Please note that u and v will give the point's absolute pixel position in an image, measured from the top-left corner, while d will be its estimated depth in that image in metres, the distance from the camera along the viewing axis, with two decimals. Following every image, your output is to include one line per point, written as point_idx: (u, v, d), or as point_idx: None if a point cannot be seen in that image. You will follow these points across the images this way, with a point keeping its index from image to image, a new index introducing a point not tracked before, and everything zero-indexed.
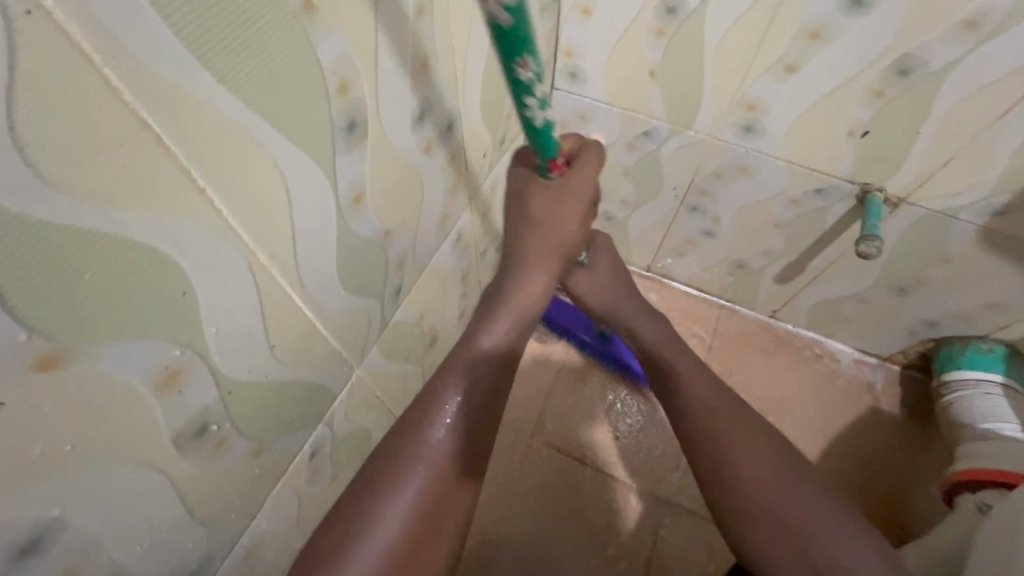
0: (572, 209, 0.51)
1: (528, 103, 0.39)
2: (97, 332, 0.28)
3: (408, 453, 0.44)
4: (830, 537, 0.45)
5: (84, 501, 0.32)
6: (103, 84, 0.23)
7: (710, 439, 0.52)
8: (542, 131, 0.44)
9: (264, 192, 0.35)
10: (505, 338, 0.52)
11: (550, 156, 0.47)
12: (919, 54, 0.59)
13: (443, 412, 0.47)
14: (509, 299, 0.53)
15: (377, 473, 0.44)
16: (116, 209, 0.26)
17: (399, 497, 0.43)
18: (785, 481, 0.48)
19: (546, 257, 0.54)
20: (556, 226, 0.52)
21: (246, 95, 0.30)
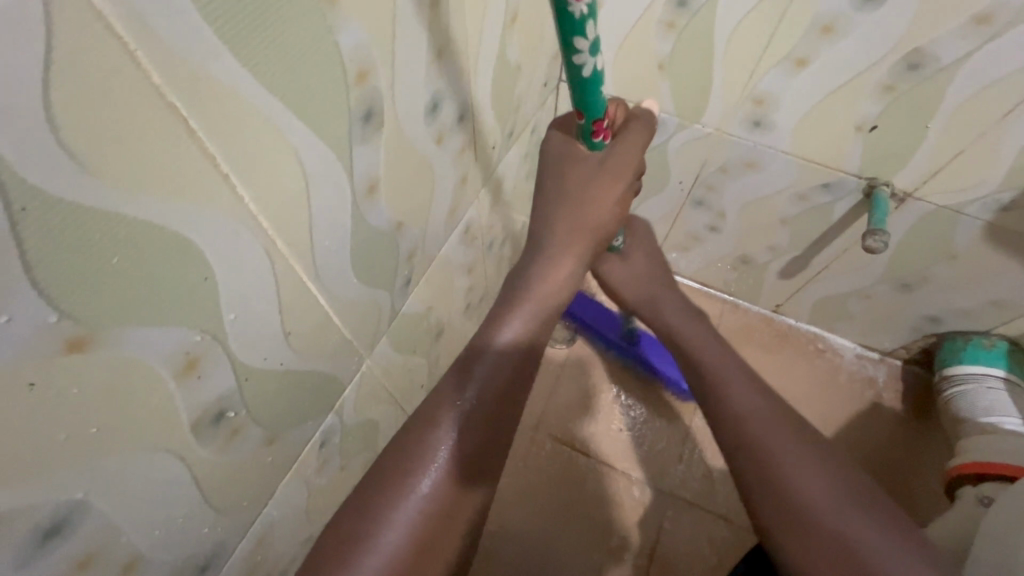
0: (612, 182, 0.50)
1: (578, 45, 0.39)
2: (123, 316, 0.28)
3: (421, 448, 0.41)
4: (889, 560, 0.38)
5: (106, 484, 0.32)
6: (135, 68, 0.23)
7: (744, 442, 0.46)
8: (590, 87, 0.43)
9: (284, 179, 0.35)
10: (531, 326, 0.47)
11: (596, 115, 0.47)
12: (929, 50, 0.60)
13: (456, 411, 0.42)
14: (538, 281, 0.49)
15: (384, 475, 0.40)
16: (144, 194, 0.26)
17: (410, 496, 0.39)
18: (831, 490, 0.42)
19: (580, 238, 0.50)
20: (591, 200, 0.50)
21: (270, 82, 0.30)
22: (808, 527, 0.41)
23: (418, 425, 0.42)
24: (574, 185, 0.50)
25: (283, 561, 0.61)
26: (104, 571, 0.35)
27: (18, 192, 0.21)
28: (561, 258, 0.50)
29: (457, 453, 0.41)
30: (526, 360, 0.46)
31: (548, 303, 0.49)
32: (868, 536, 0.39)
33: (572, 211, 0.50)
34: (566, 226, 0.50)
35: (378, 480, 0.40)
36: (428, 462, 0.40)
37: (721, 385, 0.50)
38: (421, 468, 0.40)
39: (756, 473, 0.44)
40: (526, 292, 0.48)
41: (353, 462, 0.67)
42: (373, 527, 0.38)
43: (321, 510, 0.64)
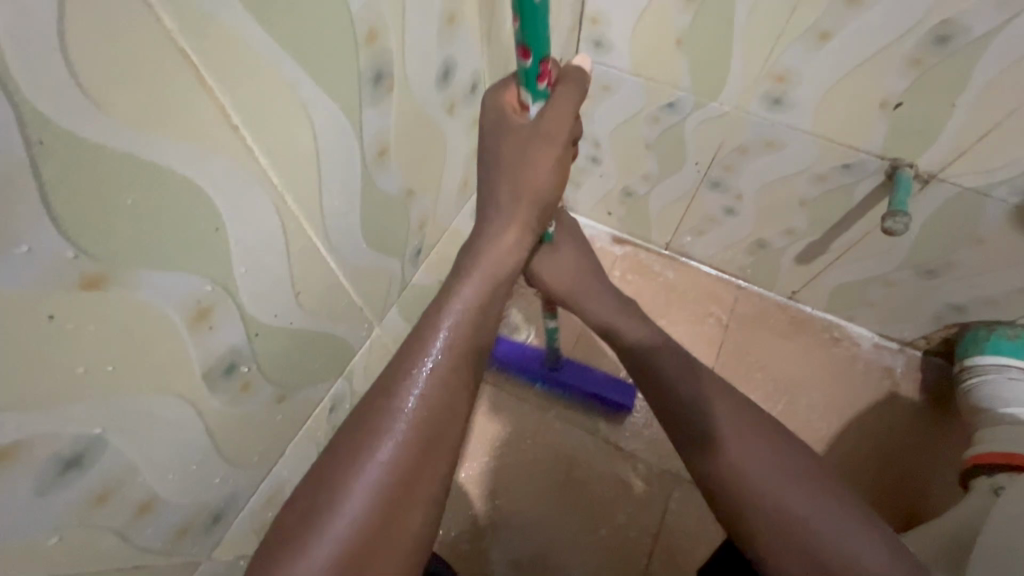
0: (545, 151, 0.49)
1: None
2: (138, 257, 0.29)
3: (379, 416, 0.40)
4: (822, 511, 0.43)
5: (122, 423, 0.34)
6: (148, 12, 0.24)
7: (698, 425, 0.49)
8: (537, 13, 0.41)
9: (294, 136, 0.35)
10: (478, 296, 0.48)
11: (543, 51, 0.44)
12: (959, 20, 0.57)
13: (412, 380, 0.42)
14: (482, 259, 0.49)
15: (343, 445, 0.40)
16: (155, 136, 0.27)
17: (371, 464, 0.39)
18: (768, 459, 0.46)
19: (521, 208, 0.51)
20: (530, 172, 0.49)
21: (279, 34, 0.31)
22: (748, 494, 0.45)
23: (376, 393, 0.42)
24: (510, 155, 0.50)
25: None
26: (122, 508, 0.37)
27: (34, 126, 0.22)
28: (504, 234, 0.50)
29: (420, 418, 0.41)
30: (481, 319, 0.47)
31: (494, 274, 0.49)
32: (802, 494, 0.44)
33: (511, 182, 0.50)
34: (505, 198, 0.50)
35: (338, 449, 0.40)
36: (387, 429, 0.40)
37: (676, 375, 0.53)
38: (380, 435, 0.40)
39: (697, 451, 0.49)
40: (471, 270, 0.49)
41: None
42: (338, 490, 0.38)
43: None
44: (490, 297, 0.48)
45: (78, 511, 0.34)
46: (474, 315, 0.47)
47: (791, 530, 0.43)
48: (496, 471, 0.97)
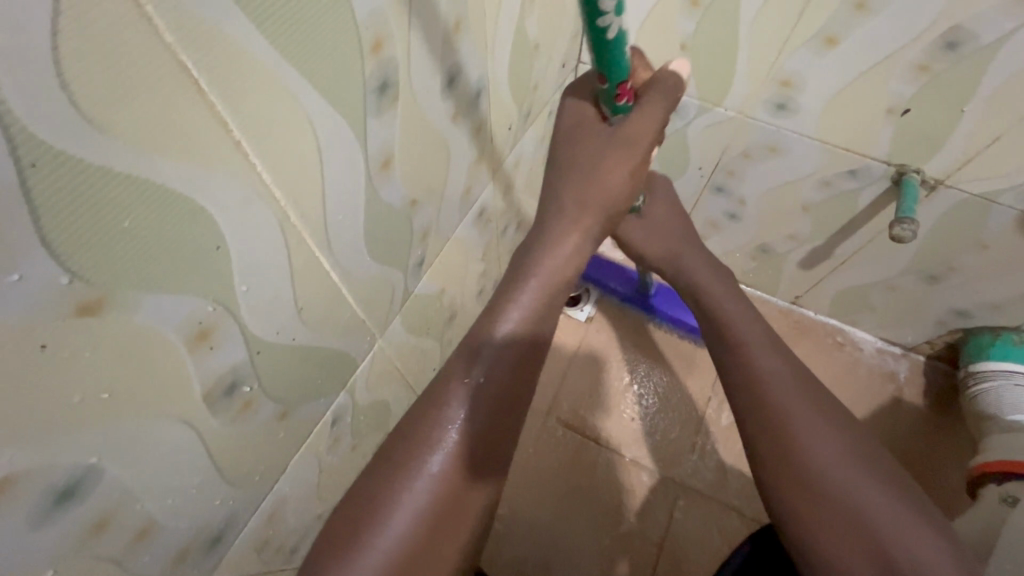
0: (623, 158, 0.48)
1: (602, 7, 0.35)
2: (137, 280, 0.28)
3: (430, 428, 0.41)
4: (912, 537, 0.40)
5: (119, 451, 0.32)
6: (146, 24, 0.23)
7: (767, 410, 0.47)
8: (614, 48, 0.39)
9: (297, 150, 0.34)
10: (540, 301, 0.46)
11: (620, 78, 0.43)
12: (969, 26, 0.57)
13: (464, 392, 0.42)
14: (544, 259, 0.48)
15: (394, 455, 0.41)
16: (154, 154, 0.25)
17: (421, 477, 0.40)
18: (856, 477, 0.43)
19: (590, 213, 0.49)
20: (603, 177, 0.48)
21: (283, 46, 0.30)
22: (829, 510, 0.42)
23: (427, 403, 0.43)
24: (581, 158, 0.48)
25: (294, 537, 0.61)
26: (118, 537, 0.36)
27: (27, 149, 0.21)
28: (571, 233, 0.48)
29: (468, 434, 0.42)
30: (539, 328, 0.46)
31: (555, 279, 0.48)
32: (891, 516, 0.41)
33: (583, 186, 0.48)
34: (573, 202, 0.49)
35: (390, 460, 0.40)
36: (436, 443, 0.41)
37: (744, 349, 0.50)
38: (429, 448, 0.40)
39: (775, 460, 0.45)
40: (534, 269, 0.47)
41: (365, 441, 0.67)
42: (386, 502, 0.39)
43: (333, 489, 0.65)
44: (545, 306, 0.47)
45: (73, 542, 0.32)
46: (533, 321, 0.46)
47: (878, 554, 0.40)
48: None
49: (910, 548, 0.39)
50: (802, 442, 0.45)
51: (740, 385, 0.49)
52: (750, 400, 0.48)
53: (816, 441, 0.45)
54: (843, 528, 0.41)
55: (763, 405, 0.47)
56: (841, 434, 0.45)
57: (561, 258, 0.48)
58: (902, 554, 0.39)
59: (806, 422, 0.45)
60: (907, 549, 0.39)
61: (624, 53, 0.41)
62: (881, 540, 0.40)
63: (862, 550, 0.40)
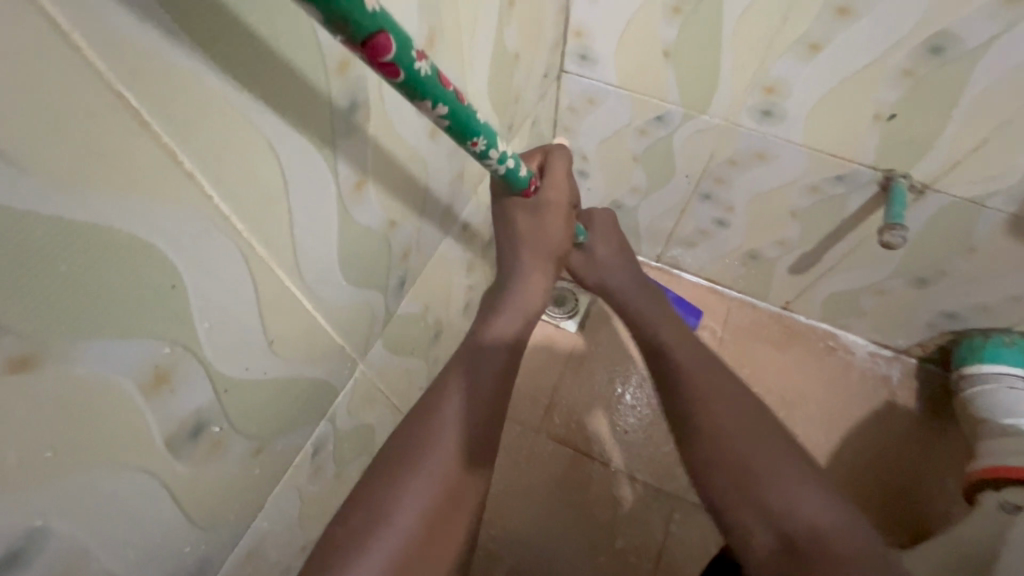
0: (556, 212, 0.54)
1: (489, 158, 0.41)
2: (78, 326, 0.26)
3: (415, 447, 0.45)
4: (784, 484, 0.47)
5: (69, 509, 0.30)
6: (72, 51, 0.21)
7: (686, 397, 0.54)
8: (507, 174, 0.46)
9: (259, 178, 0.32)
10: (511, 334, 0.54)
11: (520, 187, 0.50)
12: (952, 31, 0.56)
13: (448, 409, 0.47)
14: (511, 301, 0.55)
15: (381, 476, 0.44)
16: (94, 195, 0.24)
17: (410, 493, 0.43)
18: (749, 442, 0.50)
19: (544, 260, 0.56)
20: (546, 231, 0.55)
21: (238, 71, 0.28)
22: (722, 460, 0.50)
23: (412, 426, 0.47)
24: (524, 222, 0.54)
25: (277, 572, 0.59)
26: None
27: None
28: (532, 275, 0.56)
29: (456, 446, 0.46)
30: (509, 360, 0.52)
31: (526, 312, 0.56)
32: (770, 466, 0.48)
33: (535, 245, 0.55)
34: (528, 253, 0.56)
35: (377, 480, 0.44)
36: (423, 463, 0.44)
37: (664, 343, 0.59)
38: (414, 468, 0.44)
39: (684, 416, 0.54)
40: (501, 313, 0.54)
41: (349, 468, 0.65)
42: (382, 519, 0.42)
43: (319, 519, 0.63)
44: (521, 329, 0.55)
45: None
46: (509, 342, 0.53)
47: (755, 499, 0.47)
48: (492, 499, 0.94)
49: (778, 493, 0.47)
50: (715, 418, 0.52)
51: (665, 373, 0.57)
52: (675, 385, 0.56)
53: (725, 414, 0.52)
54: (740, 491, 0.48)
55: (688, 389, 0.55)
56: (750, 411, 0.53)
57: (529, 299, 0.56)
58: (775, 498, 0.47)
59: (719, 401, 0.53)
60: (776, 495, 0.47)
61: (520, 175, 0.48)
62: (759, 487, 0.48)
63: (743, 496, 0.48)
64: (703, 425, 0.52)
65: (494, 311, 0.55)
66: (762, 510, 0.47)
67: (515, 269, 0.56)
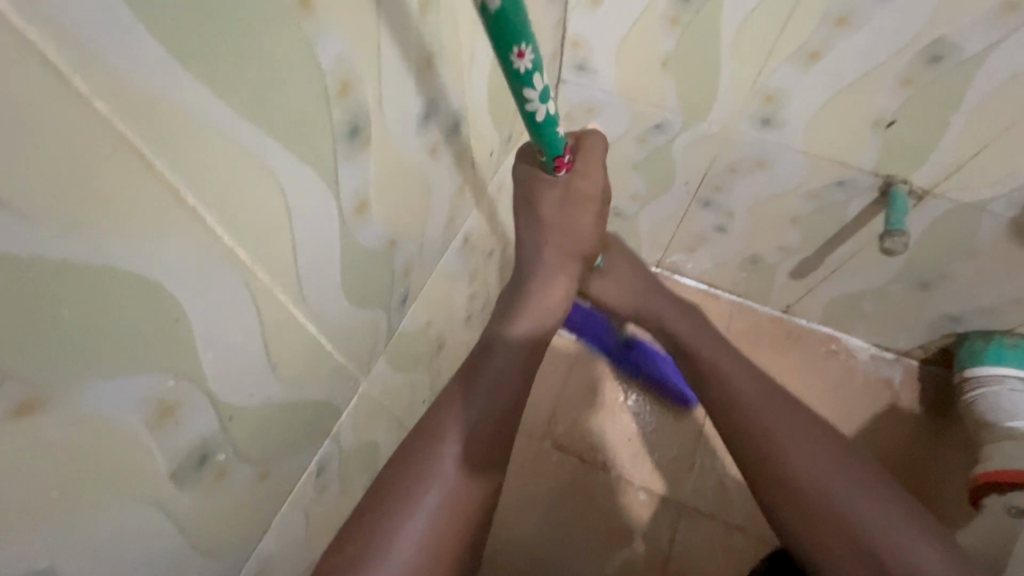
0: (588, 204, 0.53)
1: (528, 96, 0.39)
2: (80, 363, 0.25)
3: (431, 450, 0.47)
4: (890, 528, 0.47)
5: (76, 548, 0.30)
6: (65, 89, 0.20)
7: (765, 446, 0.52)
8: (545, 125, 0.44)
9: (262, 208, 0.32)
10: (534, 333, 0.53)
11: (557, 153, 0.48)
12: (951, 40, 0.56)
13: (464, 414, 0.48)
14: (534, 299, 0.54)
15: (401, 474, 0.46)
16: (100, 236, 0.23)
17: (430, 490, 0.45)
18: (844, 490, 0.50)
19: (570, 259, 0.56)
20: (577, 225, 0.54)
21: (240, 103, 0.28)
22: (817, 517, 0.49)
23: (428, 429, 0.48)
24: (551, 213, 0.53)
25: None
26: None
27: None
28: (556, 278, 0.55)
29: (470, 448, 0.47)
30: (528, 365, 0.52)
31: (547, 315, 0.55)
32: (873, 517, 0.48)
33: (563, 240, 0.54)
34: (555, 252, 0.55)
35: (398, 479, 0.45)
36: (445, 456, 0.46)
37: (721, 373, 0.58)
38: (433, 469, 0.46)
39: (769, 470, 0.52)
40: (526, 310, 0.54)
41: (354, 485, 0.65)
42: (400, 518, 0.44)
43: (325, 536, 0.62)
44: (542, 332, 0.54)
45: None
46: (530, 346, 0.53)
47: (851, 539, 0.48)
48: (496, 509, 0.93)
49: (895, 542, 0.47)
50: (799, 469, 0.51)
51: (729, 412, 0.55)
52: (745, 428, 0.54)
53: (811, 461, 0.51)
54: (847, 548, 0.48)
55: (767, 438, 0.53)
56: (827, 446, 0.52)
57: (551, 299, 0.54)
58: (888, 551, 0.47)
59: (800, 447, 0.52)
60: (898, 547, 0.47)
61: (558, 135, 0.46)
62: (870, 542, 0.47)
63: (849, 549, 0.48)
64: (791, 479, 0.51)
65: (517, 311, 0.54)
66: (852, 545, 0.48)
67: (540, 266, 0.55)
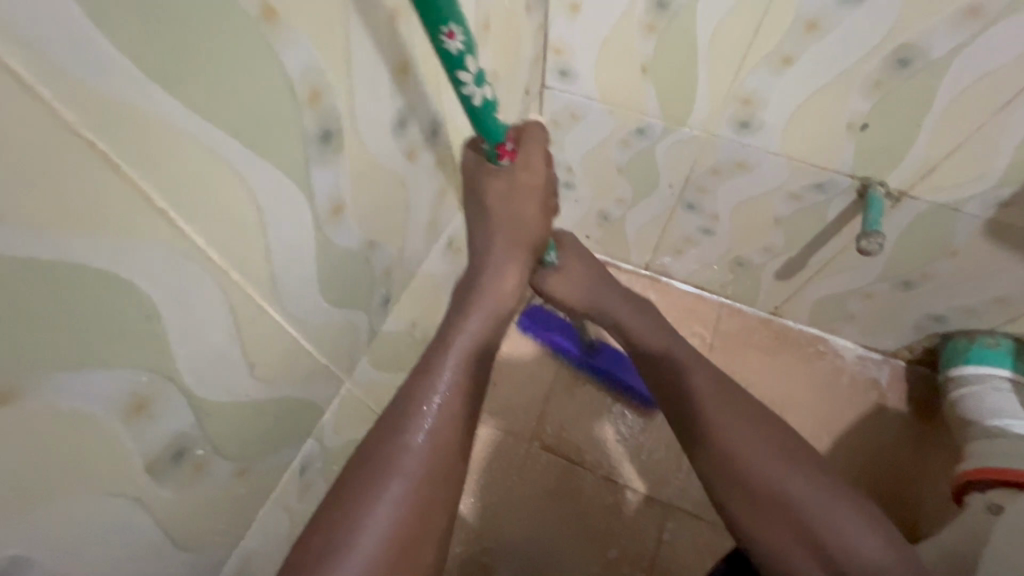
0: (532, 192, 0.55)
1: (462, 77, 0.40)
2: (52, 358, 0.27)
3: (384, 457, 0.45)
4: (835, 515, 0.48)
5: (51, 537, 0.31)
6: (36, 101, 0.22)
7: (709, 434, 0.53)
8: (484, 111, 0.45)
9: (232, 209, 0.33)
10: (485, 329, 0.54)
11: (496, 138, 0.49)
12: (918, 43, 0.57)
13: (420, 418, 0.47)
14: (486, 293, 0.55)
15: (349, 489, 0.43)
16: (67, 238, 0.25)
17: (384, 500, 0.43)
18: (787, 477, 0.50)
19: (518, 250, 0.57)
20: (522, 215, 0.56)
21: (206, 110, 0.29)
22: (762, 503, 0.50)
23: (380, 437, 0.46)
24: (499, 207, 0.55)
25: None
26: None
27: None
28: (507, 268, 0.56)
29: (429, 451, 0.46)
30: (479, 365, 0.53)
31: (497, 312, 0.55)
32: (816, 503, 0.49)
33: (510, 229, 0.56)
34: (504, 241, 0.56)
35: (344, 492, 0.43)
36: (399, 462, 0.45)
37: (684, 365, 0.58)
38: (390, 476, 0.44)
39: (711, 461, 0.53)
40: (475, 306, 0.54)
41: None
42: (350, 535, 0.41)
43: None
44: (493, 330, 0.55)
45: None
46: (481, 342, 0.54)
47: (804, 536, 0.48)
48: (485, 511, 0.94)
49: (833, 526, 0.47)
50: (742, 454, 0.52)
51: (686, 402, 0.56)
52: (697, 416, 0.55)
53: (750, 448, 0.52)
54: (788, 534, 0.48)
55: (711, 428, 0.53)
56: (773, 432, 0.53)
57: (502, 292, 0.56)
58: (830, 536, 0.47)
59: (741, 432, 0.52)
60: (835, 530, 0.47)
61: (496, 121, 0.47)
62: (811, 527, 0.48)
63: (796, 537, 0.48)
64: (736, 465, 0.51)
65: (469, 305, 0.54)
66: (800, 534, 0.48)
67: (490, 257, 0.56)
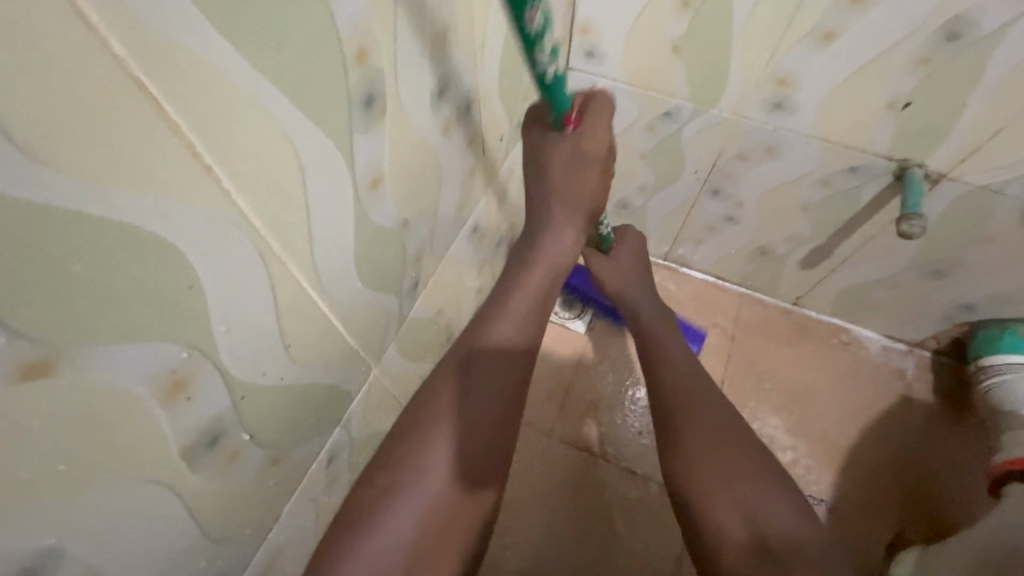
0: (592, 168, 0.52)
1: (539, 55, 0.38)
2: (90, 327, 0.24)
3: (443, 404, 0.46)
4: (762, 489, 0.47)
5: (84, 527, 0.28)
6: (80, 25, 0.19)
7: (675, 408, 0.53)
8: (554, 84, 0.43)
9: (277, 173, 0.31)
10: (545, 285, 0.55)
11: (564, 109, 0.47)
12: (968, 16, 0.55)
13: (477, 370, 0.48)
14: (543, 252, 0.55)
15: (407, 435, 0.45)
16: (109, 189, 0.22)
17: (442, 446, 0.44)
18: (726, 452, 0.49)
19: (576, 214, 0.56)
20: (581, 188, 0.54)
21: (255, 57, 0.26)
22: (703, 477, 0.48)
23: (439, 386, 0.47)
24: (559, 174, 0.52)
25: None
26: None
27: None
28: (563, 230, 0.56)
29: (488, 405, 0.47)
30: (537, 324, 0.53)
31: (556, 266, 0.56)
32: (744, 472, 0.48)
33: (565, 198, 0.54)
34: (561, 204, 0.55)
35: (403, 439, 0.44)
36: (456, 411, 0.46)
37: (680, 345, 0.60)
38: (445, 427, 0.45)
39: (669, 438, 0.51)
40: (533, 264, 0.55)
41: None
42: (408, 480, 0.43)
43: None
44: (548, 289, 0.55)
45: None
46: (539, 300, 0.54)
47: (737, 508, 0.46)
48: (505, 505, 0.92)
49: (756, 496, 0.46)
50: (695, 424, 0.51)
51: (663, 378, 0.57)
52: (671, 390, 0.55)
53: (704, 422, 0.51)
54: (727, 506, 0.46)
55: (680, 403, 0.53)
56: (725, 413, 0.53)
57: (559, 249, 0.55)
58: (757, 505, 0.46)
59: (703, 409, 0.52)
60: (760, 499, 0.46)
61: (564, 92, 0.45)
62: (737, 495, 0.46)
63: (727, 502, 0.46)
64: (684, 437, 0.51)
65: (528, 261, 0.55)
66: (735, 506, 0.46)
67: (547, 217, 0.55)
